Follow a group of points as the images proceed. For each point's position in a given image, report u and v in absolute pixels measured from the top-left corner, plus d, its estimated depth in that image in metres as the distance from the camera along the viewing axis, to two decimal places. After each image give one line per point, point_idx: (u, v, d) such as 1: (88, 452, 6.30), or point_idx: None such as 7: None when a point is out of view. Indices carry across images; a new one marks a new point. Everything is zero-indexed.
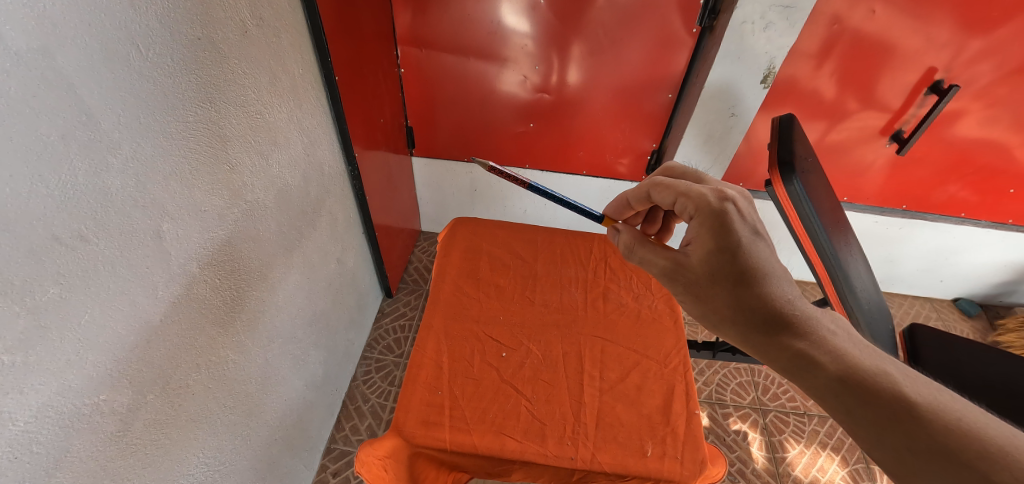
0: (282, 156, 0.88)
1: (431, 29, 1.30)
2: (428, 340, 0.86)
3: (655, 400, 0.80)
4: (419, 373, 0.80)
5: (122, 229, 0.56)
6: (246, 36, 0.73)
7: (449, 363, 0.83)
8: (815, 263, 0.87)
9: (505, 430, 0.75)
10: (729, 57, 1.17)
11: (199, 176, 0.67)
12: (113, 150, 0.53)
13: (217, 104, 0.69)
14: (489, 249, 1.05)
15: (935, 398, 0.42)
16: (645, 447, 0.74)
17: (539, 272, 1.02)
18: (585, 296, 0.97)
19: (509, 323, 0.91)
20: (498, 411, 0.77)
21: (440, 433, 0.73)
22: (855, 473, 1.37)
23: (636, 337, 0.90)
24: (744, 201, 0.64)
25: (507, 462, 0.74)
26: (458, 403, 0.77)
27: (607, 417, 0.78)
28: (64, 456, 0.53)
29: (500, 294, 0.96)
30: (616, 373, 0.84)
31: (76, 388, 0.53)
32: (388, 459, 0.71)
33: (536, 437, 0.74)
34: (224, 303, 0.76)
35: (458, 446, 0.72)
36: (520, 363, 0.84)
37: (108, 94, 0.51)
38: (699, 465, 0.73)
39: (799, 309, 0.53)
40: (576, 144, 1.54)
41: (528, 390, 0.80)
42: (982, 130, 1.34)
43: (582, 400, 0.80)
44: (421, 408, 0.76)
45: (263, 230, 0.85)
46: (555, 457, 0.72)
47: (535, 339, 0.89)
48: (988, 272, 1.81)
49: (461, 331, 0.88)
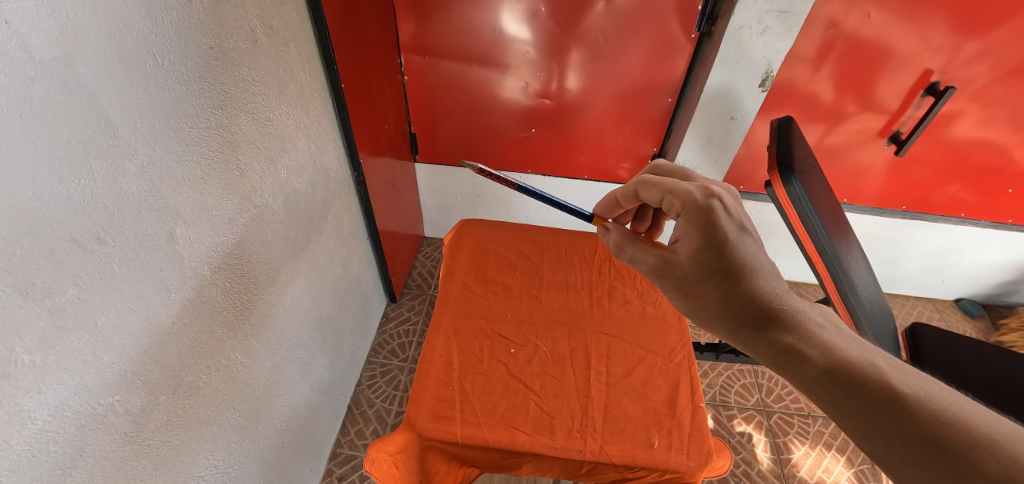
0: (290, 162, 0.89)
1: (434, 37, 1.32)
2: (438, 338, 0.86)
3: (661, 394, 0.81)
4: (429, 370, 0.81)
5: (137, 232, 0.57)
6: (256, 45, 0.75)
7: (459, 359, 0.83)
8: (815, 261, 0.88)
9: (515, 424, 0.75)
10: (727, 61, 1.18)
11: (210, 181, 0.68)
12: (130, 155, 0.54)
13: (229, 110, 0.70)
14: (494, 249, 1.06)
15: (922, 389, 0.43)
16: (652, 439, 0.75)
17: (544, 272, 1.03)
18: (590, 295, 0.98)
19: (516, 321, 0.92)
20: (507, 405, 0.78)
21: (452, 427, 0.73)
22: (861, 474, 1.37)
23: (641, 333, 0.91)
24: (730, 196, 0.66)
25: (516, 455, 0.74)
26: (468, 398, 0.78)
27: (613, 410, 0.78)
28: (80, 455, 0.54)
29: (506, 293, 0.97)
30: (622, 368, 0.85)
31: (92, 388, 0.54)
32: (399, 454, 0.71)
33: (545, 430, 0.75)
34: (234, 305, 0.77)
35: (469, 440, 0.73)
36: (528, 359, 0.85)
37: (125, 102, 0.53)
38: (704, 457, 0.73)
39: (787, 304, 0.54)
40: (578, 149, 1.56)
41: (537, 385, 0.81)
42: (980, 130, 1.36)
43: (588, 394, 0.80)
44: (432, 403, 0.76)
45: (272, 233, 0.86)
46: (564, 449, 0.73)
47: (541, 336, 0.89)
48: (990, 272, 1.81)
49: (469, 329, 0.89)
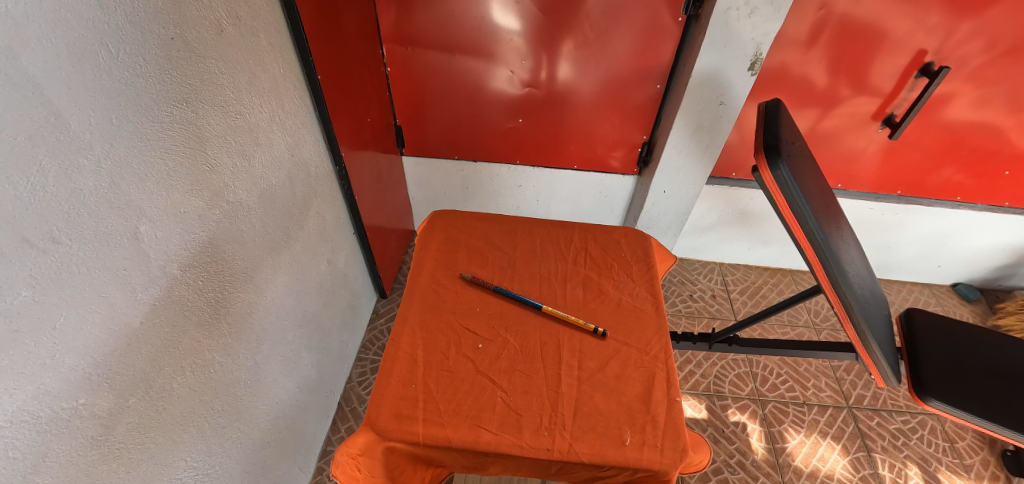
0: (264, 156, 0.87)
1: (416, 27, 1.29)
2: (403, 334, 0.81)
3: (635, 388, 0.76)
4: (393, 367, 0.76)
5: (96, 230, 0.55)
6: (222, 35, 0.73)
7: (424, 355, 0.78)
8: (804, 247, 0.85)
9: (480, 422, 0.70)
10: (714, 45, 1.14)
11: (176, 177, 0.66)
12: (85, 151, 0.52)
13: (194, 104, 0.68)
14: (467, 240, 1.00)
15: None
16: (624, 436, 0.70)
17: (518, 262, 0.97)
18: (566, 286, 0.93)
19: (486, 314, 0.86)
20: (472, 403, 0.72)
21: (413, 427, 0.69)
22: (856, 462, 1.36)
23: (616, 325, 0.86)
24: None
25: (483, 455, 0.69)
26: (432, 396, 0.73)
27: (584, 406, 0.73)
28: (43, 460, 0.52)
29: (477, 284, 0.91)
30: (595, 362, 0.79)
31: (53, 392, 0.52)
32: (361, 457, 0.69)
33: (511, 428, 0.70)
34: (208, 305, 0.75)
35: (431, 439, 0.68)
36: (497, 354, 0.79)
37: (77, 95, 0.51)
38: (679, 453, 0.69)
39: None
40: (567, 138, 1.53)
41: (504, 380, 0.75)
42: (975, 112, 1.33)
43: (559, 390, 0.75)
44: (395, 402, 0.72)
45: (248, 231, 0.84)
46: (530, 448, 0.68)
47: (511, 329, 0.84)
48: (986, 256, 1.80)
49: (435, 323, 0.83)
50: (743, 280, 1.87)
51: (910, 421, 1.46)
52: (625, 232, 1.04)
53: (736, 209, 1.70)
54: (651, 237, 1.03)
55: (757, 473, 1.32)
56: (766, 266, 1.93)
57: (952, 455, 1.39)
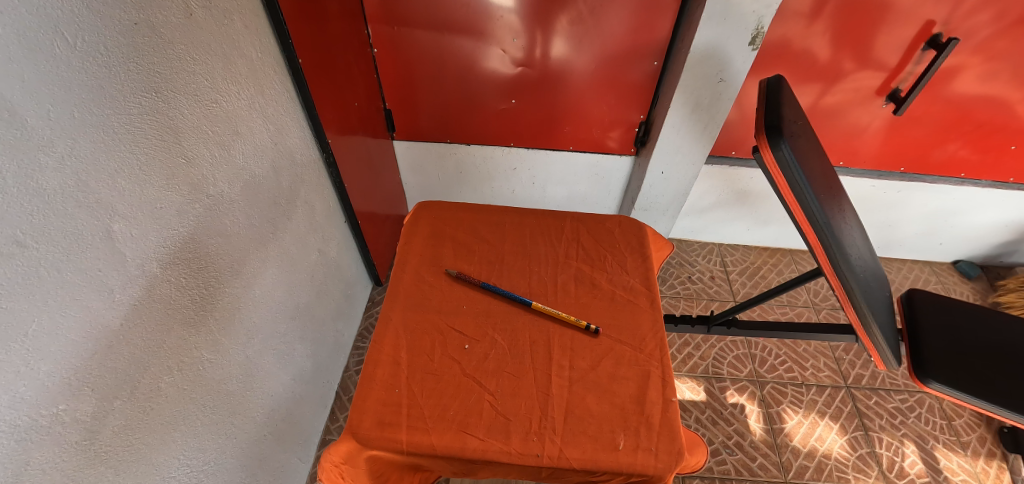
0: (245, 145, 0.84)
1: (402, 6, 1.23)
2: (386, 334, 0.79)
3: (628, 389, 0.75)
4: (376, 371, 0.75)
5: (65, 231, 0.53)
6: (191, 19, 0.69)
7: (407, 358, 0.76)
8: (807, 233, 0.83)
9: (467, 427, 0.69)
10: (714, 18, 1.09)
11: (151, 172, 0.63)
12: (45, 148, 0.49)
13: (165, 95, 0.65)
14: (452, 233, 0.97)
15: None
16: (617, 440, 0.69)
17: (506, 256, 0.95)
18: (555, 280, 0.91)
19: (473, 312, 0.84)
20: (459, 407, 0.71)
21: (396, 434, 0.67)
22: (854, 441, 1.37)
23: (609, 321, 0.84)
24: None
25: (469, 462, 0.68)
26: (416, 400, 0.71)
27: (576, 409, 0.72)
28: (25, 468, 0.51)
29: (462, 280, 0.89)
30: (587, 361, 0.78)
31: (31, 400, 0.51)
32: (344, 465, 0.68)
33: (499, 433, 0.68)
34: (192, 303, 0.73)
35: (415, 447, 0.67)
36: (484, 355, 0.78)
37: (33, 90, 0.47)
38: (675, 456, 0.68)
39: None
40: (562, 119, 1.49)
41: (493, 383, 0.74)
42: (982, 85, 1.29)
43: (549, 392, 0.74)
44: (378, 408, 0.70)
45: (231, 226, 0.82)
46: (519, 455, 0.67)
47: (499, 328, 0.82)
48: (988, 232, 1.78)
49: (419, 323, 0.81)
50: (741, 260, 1.86)
51: (908, 400, 1.47)
52: (619, 221, 1.02)
53: (735, 189, 1.68)
54: (645, 226, 1.00)
55: (755, 454, 1.33)
56: (765, 246, 1.92)
57: (949, 433, 1.39)
